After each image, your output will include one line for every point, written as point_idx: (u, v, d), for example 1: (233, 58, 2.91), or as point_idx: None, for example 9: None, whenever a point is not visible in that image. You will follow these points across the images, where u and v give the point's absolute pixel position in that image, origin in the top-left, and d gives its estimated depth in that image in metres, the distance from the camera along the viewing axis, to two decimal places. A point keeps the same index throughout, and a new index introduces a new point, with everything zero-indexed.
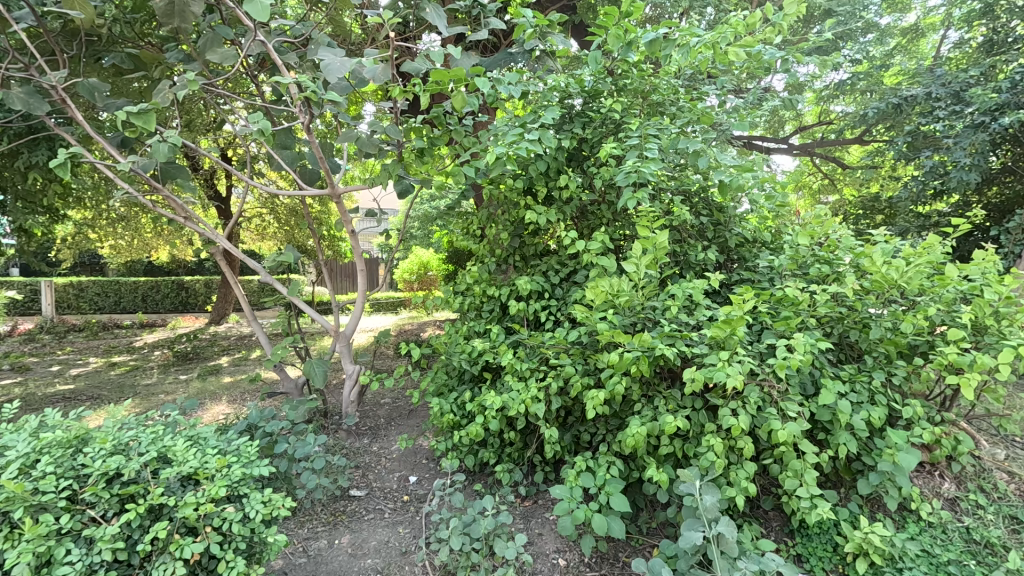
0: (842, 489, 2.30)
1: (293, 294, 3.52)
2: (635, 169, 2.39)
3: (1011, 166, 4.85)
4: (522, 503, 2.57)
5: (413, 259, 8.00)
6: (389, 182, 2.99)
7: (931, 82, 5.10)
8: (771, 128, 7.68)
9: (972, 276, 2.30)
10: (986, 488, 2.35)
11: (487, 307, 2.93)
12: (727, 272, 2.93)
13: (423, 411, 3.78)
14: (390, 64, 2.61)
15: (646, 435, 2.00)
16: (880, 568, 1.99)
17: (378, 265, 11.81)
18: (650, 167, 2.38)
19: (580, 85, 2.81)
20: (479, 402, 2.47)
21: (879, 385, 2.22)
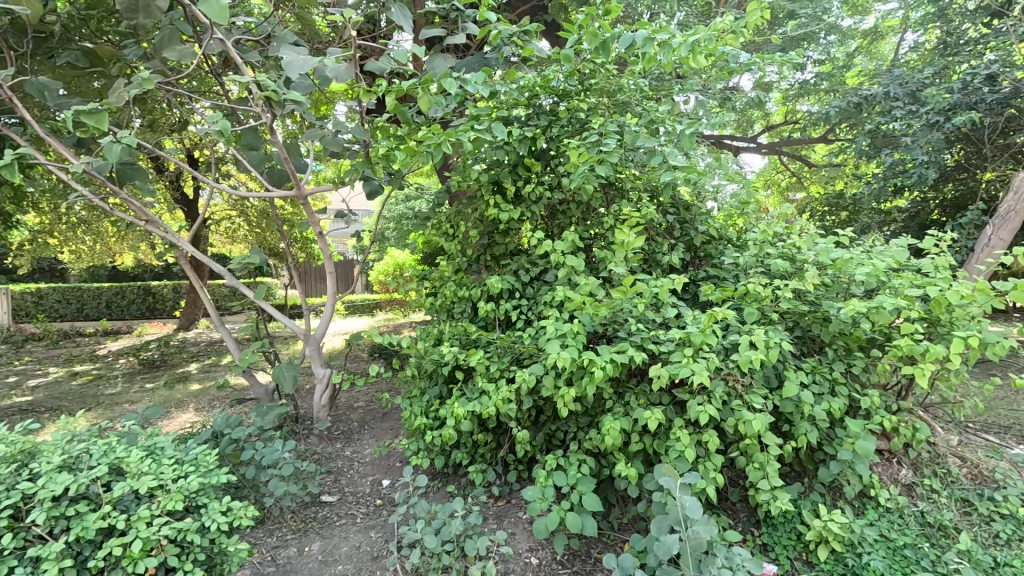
0: (805, 479, 2.36)
1: (260, 297, 3.41)
2: (591, 165, 2.46)
3: (965, 164, 5.08)
4: (495, 503, 2.57)
5: (389, 260, 7.91)
6: (358, 183, 2.96)
7: (889, 82, 5.25)
8: (740, 127, 7.82)
9: (926, 270, 2.39)
10: (940, 473, 2.44)
11: (459, 307, 2.91)
12: (695, 269, 2.97)
13: (397, 413, 3.74)
14: (354, 64, 2.58)
15: (614, 432, 2.02)
16: (841, 554, 2.06)
17: (353, 267, 11.63)
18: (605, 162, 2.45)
19: (545, 84, 2.80)
20: (450, 403, 2.46)
21: (839, 377, 2.29)
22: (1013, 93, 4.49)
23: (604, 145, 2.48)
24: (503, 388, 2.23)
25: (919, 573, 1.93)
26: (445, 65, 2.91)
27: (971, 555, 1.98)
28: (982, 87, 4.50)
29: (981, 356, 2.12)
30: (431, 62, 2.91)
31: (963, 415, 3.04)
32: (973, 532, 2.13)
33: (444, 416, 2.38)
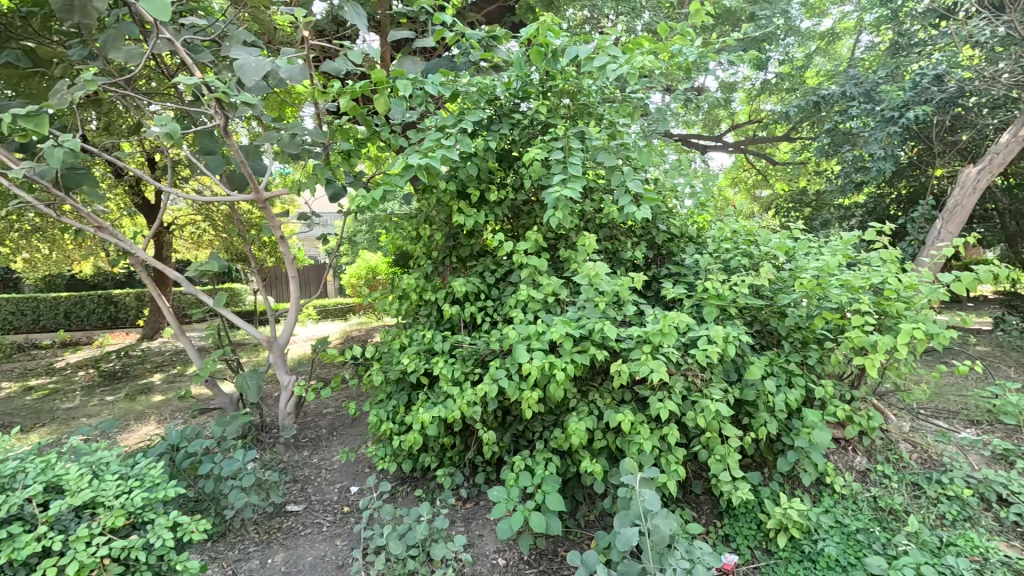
0: (765, 469, 2.43)
1: (220, 304, 3.29)
2: (559, 197, 2.42)
3: (917, 161, 5.27)
4: (463, 506, 2.58)
5: (362, 263, 7.80)
6: (320, 186, 2.91)
7: (846, 82, 5.42)
8: (707, 127, 7.96)
9: (875, 264, 2.48)
10: (893, 458, 2.53)
11: (425, 311, 2.90)
12: (658, 267, 3.02)
13: (367, 419, 3.69)
14: (309, 66, 2.54)
15: (579, 432, 2.04)
16: (798, 542, 2.12)
17: (324, 271, 11.41)
18: (572, 189, 2.41)
19: (506, 88, 2.81)
20: (416, 408, 2.45)
21: (796, 368, 2.36)
22: (959, 93, 4.68)
23: (571, 169, 2.45)
24: (468, 391, 2.23)
25: (871, 556, 2.00)
26: (415, 69, 2.85)
27: (918, 537, 2.06)
28: (931, 86, 4.70)
29: (927, 346, 2.19)
30: (401, 64, 2.85)
31: (915, 401, 3.17)
32: (922, 514, 2.22)
33: (409, 421, 2.36)
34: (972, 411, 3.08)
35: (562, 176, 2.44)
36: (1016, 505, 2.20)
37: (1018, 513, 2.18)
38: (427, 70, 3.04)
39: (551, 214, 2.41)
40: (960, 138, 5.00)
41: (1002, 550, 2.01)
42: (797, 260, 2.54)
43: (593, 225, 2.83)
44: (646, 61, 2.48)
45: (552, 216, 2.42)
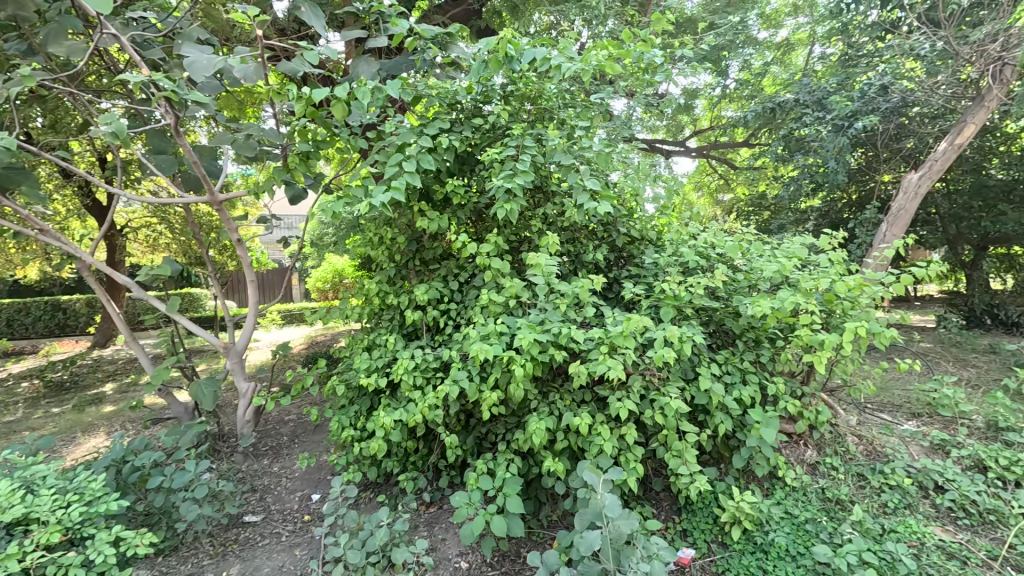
0: (721, 464, 2.50)
1: (173, 310, 3.16)
2: (503, 190, 2.45)
3: (867, 167, 5.60)
4: (427, 510, 2.58)
5: (328, 266, 7.66)
6: (279, 188, 2.86)
7: (799, 90, 5.61)
8: (670, 132, 8.12)
9: (824, 265, 2.59)
10: (840, 451, 2.66)
11: (387, 315, 2.87)
12: (619, 269, 3.07)
13: (329, 425, 3.63)
14: (263, 66, 2.49)
15: (539, 432, 2.06)
16: (751, 534, 2.19)
17: (288, 275, 11.11)
18: (517, 182, 2.44)
19: (467, 92, 2.82)
20: (377, 413, 2.42)
21: (749, 366, 2.45)
22: (902, 103, 4.93)
23: (518, 164, 2.49)
24: (429, 395, 2.22)
25: (818, 544, 2.08)
26: (369, 70, 2.84)
27: (862, 525, 2.17)
28: (877, 96, 4.93)
29: (869, 344, 2.30)
30: (355, 67, 2.83)
31: (862, 396, 3.33)
32: (866, 503, 2.33)
33: (370, 427, 2.33)
34: (914, 404, 3.25)
35: (508, 171, 2.47)
36: (950, 492, 2.34)
37: (953, 499, 2.31)
38: (385, 69, 3.00)
39: (500, 209, 2.44)
40: (904, 146, 5.31)
41: (938, 534, 2.13)
42: (751, 261, 2.64)
43: (554, 228, 2.87)
44: (601, 57, 2.54)
45: (500, 211, 2.45)
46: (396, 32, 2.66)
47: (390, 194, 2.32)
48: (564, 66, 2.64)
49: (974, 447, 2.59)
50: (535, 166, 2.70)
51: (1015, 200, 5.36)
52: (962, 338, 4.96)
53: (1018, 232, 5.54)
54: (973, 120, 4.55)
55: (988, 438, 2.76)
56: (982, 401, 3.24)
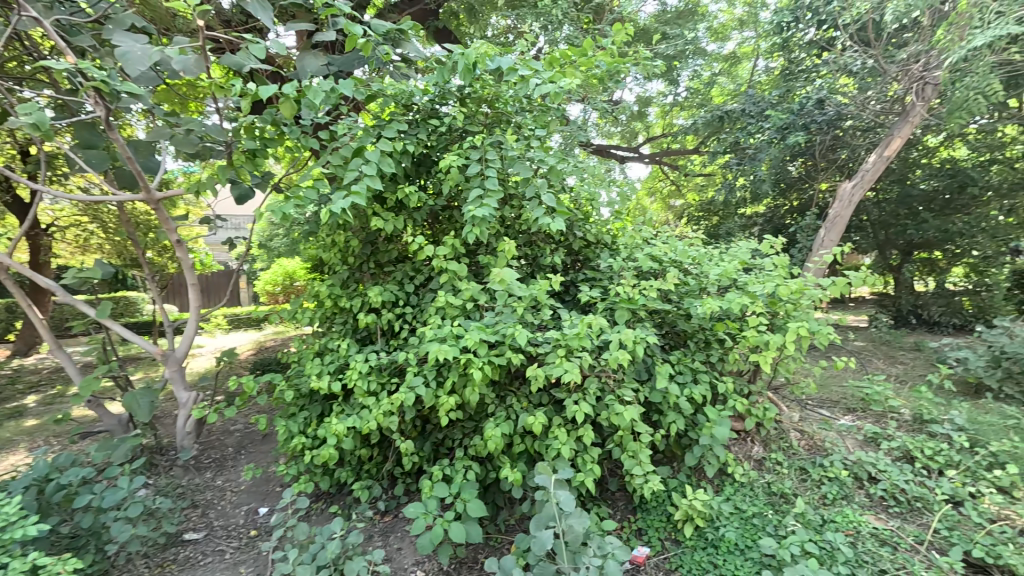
0: (674, 463, 2.57)
1: (104, 316, 2.94)
2: (474, 209, 2.40)
3: (806, 175, 5.93)
4: (382, 519, 2.53)
5: (278, 269, 7.41)
6: (224, 187, 2.72)
7: (745, 100, 5.85)
8: (625, 137, 8.31)
9: (768, 268, 2.70)
10: (783, 446, 2.79)
11: (340, 320, 2.78)
12: (575, 272, 3.11)
13: (278, 434, 3.50)
14: (205, 58, 2.37)
15: (497, 436, 2.04)
16: (702, 529, 2.27)
17: (236, 277, 10.62)
18: (488, 204, 2.42)
19: (423, 93, 2.77)
20: (329, 420, 2.34)
21: (700, 366, 2.52)
22: (837, 116, 5.25)
23: (487, 183, 2.47)
24: (384, 401, 2.16)
25: (764, 537, 2.17)
26: (316, 66, 2.76)
27: (804, 517, 2.27)
28: (814, 109, 5.24)
29: (810, 343, 2.42)
30: (300, 61, 2.77)
31: (804, 393, 3.50)
32: (808, 496, 2.45)
33: (321, 435, 2.25)
34: (850, 400, 3.45)
35: (479, 192, 2.45)
36: (882, 482, 2.50)
37: (884, 489, 2.46)
38: (335, 64, 2.91)
39: (467, 226, 2.40)
40: (839, 156, 5.65)
41: (871, 522, 2.26)
42: (701, 265, 2.72)
43: (512, 232, 2.89)
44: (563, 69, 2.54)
45: (469, 232, 2.43)
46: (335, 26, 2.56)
47: (350, 201, 2.27)
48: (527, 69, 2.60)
49: (902, 439, 2.78)
50: (498, 177, 2.68)
51: (935, 208, 5.93)
52: (891, 337, 5.33)
53: (938, 238, 5.99)
54: (899, 134, 4.83)
55: (914, 430, 2.97)
56: (910, 396, 3.47)
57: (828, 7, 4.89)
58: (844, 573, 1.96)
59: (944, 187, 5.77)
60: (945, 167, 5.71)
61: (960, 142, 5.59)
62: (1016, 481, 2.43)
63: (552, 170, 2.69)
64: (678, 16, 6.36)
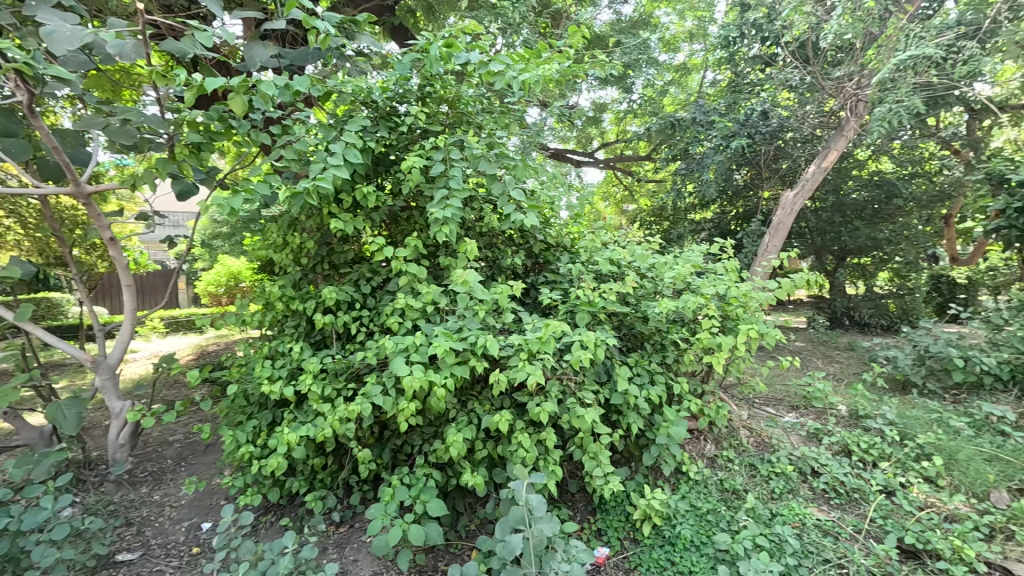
0: (632, 463, 2.62)
1: (23, 319, 2.68)
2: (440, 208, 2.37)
3: (751, 183, 6.23)
4: (336, 531, 2.44)
5: (223, 269, 7.05)
6: (164, 183, 2.53)
7: (695, 109, 6.07)
8: (580, 142, 8.43)
9: (719, 272, 2.81)
10: (734, 443, 2.90)
11: (291, 323, 2.65)
12: (535, 275, 3.12)
13: (222, 444, 3.31)
14: (146, 44, 2.20)
15: (459, 442, 2.01)
16: (660, 528, 2.32)
17: (174, 278, 10.02)
18: (453, 202, 2.40)
19: (381, 91, 2.70)
20: (280, 429, 2.23)
21: (657, 368, 2.58)
22: (779, 128, 5.54)
23: (453, 184, 2.45)
24: (340, 408, 2.08)
25: (718, 533, 2.24)
26: (265, 56, 2.60)
27: (754, 512, 2.37)
28: (758, 120, 5.51)
29: (759, 344, 2.53)
30: (248, 49, 2.61)
31: (752, 392, 3.66)
32: (757, 491, 2.56)
33: (272, 444, 2.14)
34: (793, 398, 3.64)
35: (444, 191, 2.43)
36: (824, 475, 2.64)
37: (826, 482, 2.60)
38: (287, 57, 2.76)
39: (433, 224, 2.37)
40: (781, 166, 5.95)
41: (815, 514, 2.38)
42: (657, 269, 2.80)
43: (472, 234, 2.88)
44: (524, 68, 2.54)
45: (436, 231, 2.40)
46: (290, 18, 2.41)
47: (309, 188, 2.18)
48: (491, 70, 2.59)
49: (841, 434, 2.96)
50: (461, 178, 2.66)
51: (865, 217, 6.29)
52: (828, 337, 5.66)
53: (868, 245, 6.42)
54: (834, 147, 5.13)
55: (851, 426, 3.16)
56: (846, 392, 3.70)
57: (771, 24, 5.15)
58: (791, 564, 2.06)
59: (873, 197, 6.20)
60: (874, 178, 6.13)
61: (886, 156, 6.04)
62: (940, 470, 2.63)
63: (514, 171, 2.69)
64: (632, 26, 6.55)
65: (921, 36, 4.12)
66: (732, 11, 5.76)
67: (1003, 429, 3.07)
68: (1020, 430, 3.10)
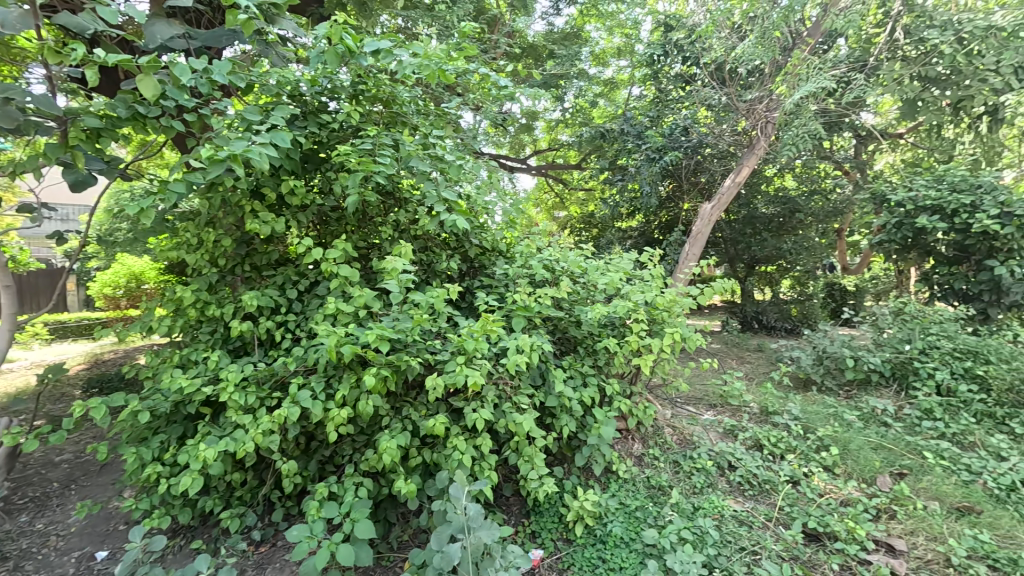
0: (565, 464, 2.67)
1: None
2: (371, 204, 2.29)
3: (673, 195, 6.59)
4: (256, 551, 2.28)
5: (121, 269, 6.40)
6: (53, 169, 2.21)
7: (623, 121, 6.34)
8: (513, 149, 8.50)
9: (645, 278, 2.94)
10: (659, 442, 3.05)
11: (206, 329, 2.45)
12: (470, 279, 3.11)
13: (121, 463, 2.98)
14: (35, 14, 1.95)
15: (393, 451, 1.95)
16: (592, 527, 2.38)
17: (60, 278, 8.92)
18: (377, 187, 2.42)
19: (309, 84, 2.57)
20: (193, 443, 2.05)
21: (590, 371, 2.65)
22: (699, 144, 5.92)
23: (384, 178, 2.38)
24: (263, 418, 1.95)
25: (646, 528, 2.34)
26: (167, 33, 2.42)
27: (678, 506, 2.50)
28: (680, 136, 5.88)
29: (683, 346, 2.68)
30: (148, 27, 2.40)
31: (675, 393, 3.85)
32: (680, 486, 2.70)
33: (184, 461, 1.96)
34: (710, 397, 3.88)
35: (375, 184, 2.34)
36: (739, 469, 2.84)
37: (741, 475, 2.80)
38: (198, 38, 2.56)
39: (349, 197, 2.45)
40: (700, 180, 6.36)
41: (732, 506, 2.55)
42: (589, 275, 2.88)
43: (406, 235, 2.82)
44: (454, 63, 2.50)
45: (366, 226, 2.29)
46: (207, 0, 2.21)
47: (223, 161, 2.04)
48: (426, 68, 2.54)
49: (753, 430, 3.20)
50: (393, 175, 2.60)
51: (773, 229, 6.86)
52: (741, 340, 6.11)
53: (774, 255, 7.00)
54: (746, 163, 5.54)
55: (762, 421, 3.42)
56: (757, 391, 4.01)
57: (692, 45, 5.49)
58: (712, 553, 2.19)
59: (779, 211, 6.78)
60: (780, 194, 6.71)
61: (789, 175, 6.63)
62: (836, 460, 2.91)
63: (442, 165, 2.69)
64: (564, 37, 6.73)
65: (819, 67, 4.58)
66: (656, 31, 6.08)
67: (886, 420, 3.47)
68: (899, 420, 3.52)
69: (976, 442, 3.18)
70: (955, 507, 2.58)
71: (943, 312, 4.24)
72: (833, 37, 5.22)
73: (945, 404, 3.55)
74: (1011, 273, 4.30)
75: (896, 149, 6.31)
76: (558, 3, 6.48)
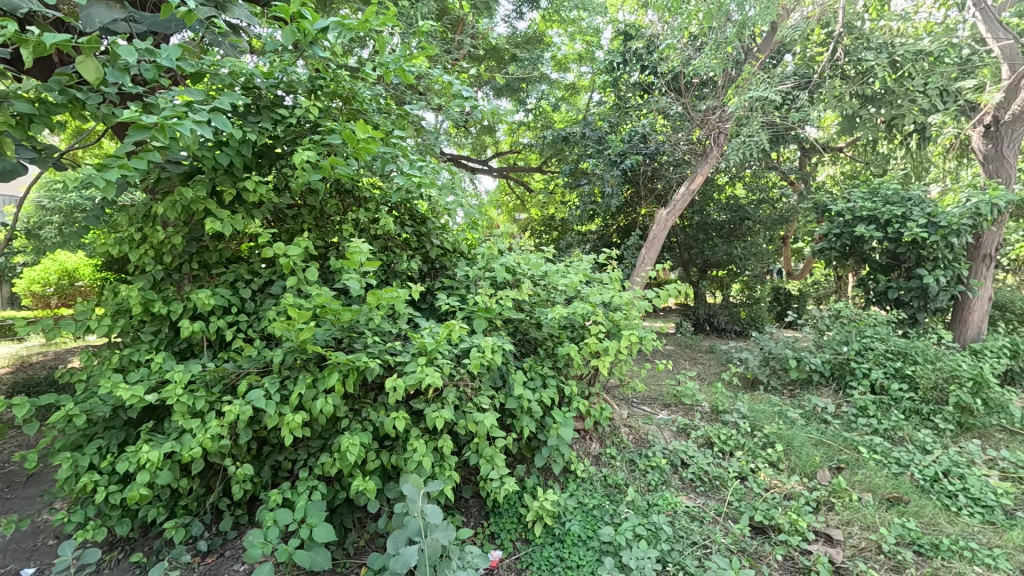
0: (524, 464, 2.69)
1: None
2: None
3: (631, 200, 6.76)
4: (202, 562, 2.18)
5: (52, 265, 5.97)
6: None
7: (584, 126, 6.45)
8: (474, 149, 8.49)
9: (604, 281, 3.01)
10: (616, 441, 3.12)
11: (149, 328, 2.32)
12: (431, 280, 3.08)
13: (50, 473, 2.79)
14: None
15: (352, 454, 1.90)
16: (551, 527, 2.40)
17: None
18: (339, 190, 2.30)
19: (264, 77, 2.44)
20: (135, 449, 1.93)
21: (550, 372, 2.68)
22: (656, 151, 6.10)
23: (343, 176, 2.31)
24: (212, 422, 1.87)
25: (603, 526, 2.39)
26: (108, 16, 2.29)
27: (634, 504, 2.57)
28: (639, 142, 6.04)
29: (639, 347, 2.75)
30: (85, 9, 2.26)
31: (631, 394, 3.95)
32: (636, 484, 2.77)
33: (124, 468, 1.85)
34: (665, 397, 4.01)
35: None
36: (691, 467, 2.94)
37: (693, 472, 2.90)
38: (138, 20, 2.45)
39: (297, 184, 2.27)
40: (656, 186, 6.56)
41: (684, 502, 2.64)
42: (549, 277, 2.91)
43: (365, 235, 2.77)
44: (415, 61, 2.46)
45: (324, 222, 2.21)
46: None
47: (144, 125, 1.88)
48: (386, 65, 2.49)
49: (705, 429, 3.33)
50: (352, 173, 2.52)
51: (723, 235, 7.15)
52: (693, 342, 6.33)
53: (725, 259, 7.30)
54: (700, 172, 5.74)
55: (713, 420, 3.56)
56: (708, 390, 4.16)
57: (650, 55, 5.66)
58: (665, 548, 2.25)
59: (730, 219, 7.08)
60: (731, 202, 7.01)
61: (740, 183, 6.93)
62: (781, 456, 3.06)
63: (398, 162, 2.65)
64: (527, 41, 6.78)
65: (768, 81, 4.82)
66: (615, 40, 6.22)
67: (825, 418, 3.68)
68: (837, 417, 3.75)
69: (905, 437, 3.42)
70: (886, 497, 2.76)
71: (877, 315, 4.54)
72: (781, 54, 5.50)
73: (878, 402, 3.80)
74: (937, 280, 4.65)
75: (836, 162, 6.70)
76: (522, 7, 6.54)
